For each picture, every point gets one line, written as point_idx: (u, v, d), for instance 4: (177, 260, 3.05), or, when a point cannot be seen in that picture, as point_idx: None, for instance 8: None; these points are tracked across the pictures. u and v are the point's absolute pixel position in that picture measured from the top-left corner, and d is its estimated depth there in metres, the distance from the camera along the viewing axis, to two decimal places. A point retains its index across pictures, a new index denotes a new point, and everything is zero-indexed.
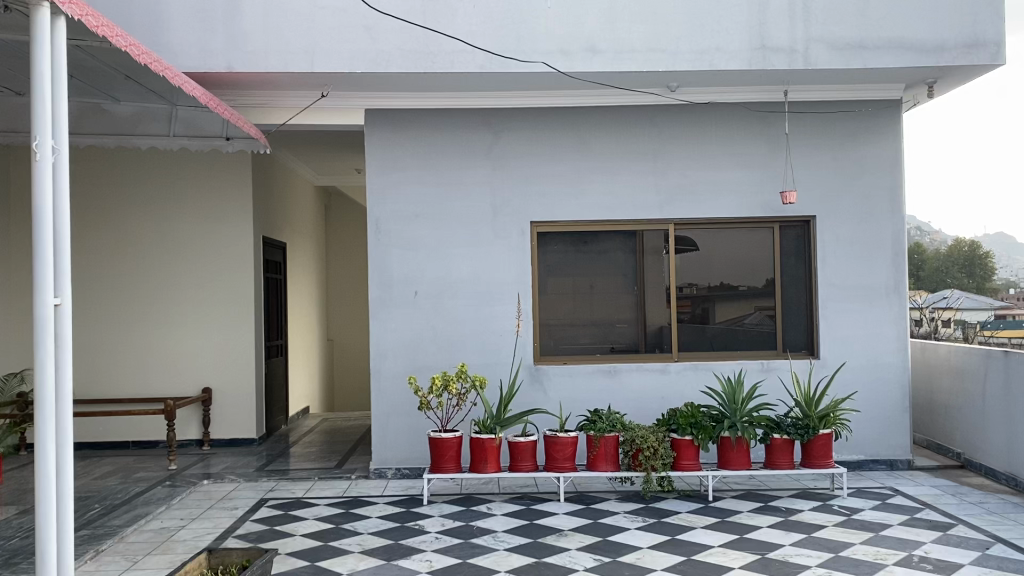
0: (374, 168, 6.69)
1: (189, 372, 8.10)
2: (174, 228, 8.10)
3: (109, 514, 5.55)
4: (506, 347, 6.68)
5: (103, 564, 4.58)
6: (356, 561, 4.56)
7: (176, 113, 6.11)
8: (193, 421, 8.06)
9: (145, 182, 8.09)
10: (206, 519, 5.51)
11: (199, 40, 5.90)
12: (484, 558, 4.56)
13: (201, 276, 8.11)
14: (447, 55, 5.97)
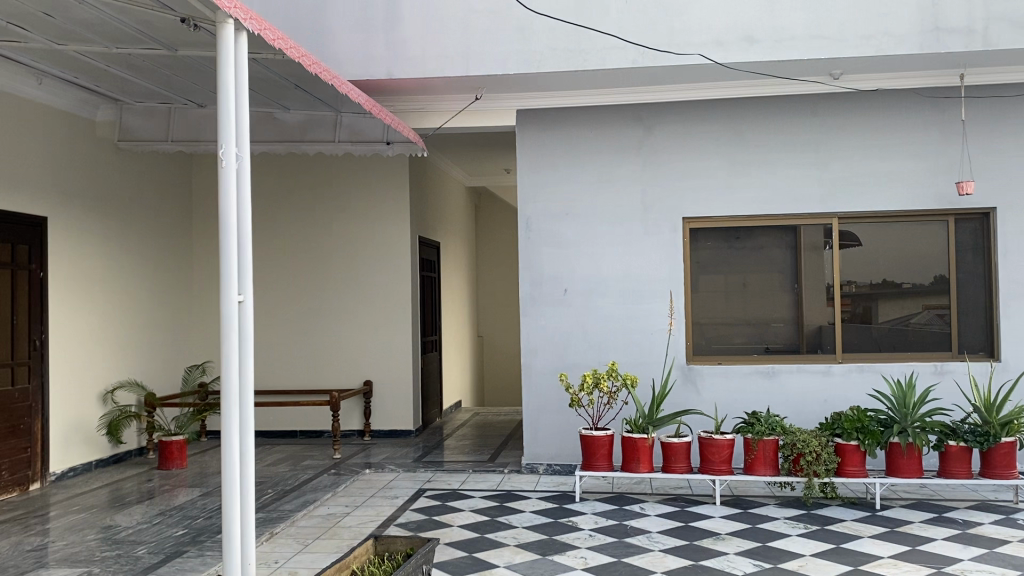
0: (526, 167, 6.78)
1: (351, 366, 8.47)
2: (339, 228, 8.51)
3: (281, 498, 5.91)
4: (659, 346, 6.59)
5: (278, 545, 4.87)
6: (512, 554, 4.64)
7: (341, 119, 6.49)
8: (355, 413, 8.47)
9: (313, 185, 8.54)
10: (368, 507, 5.75)
11: (361, 49, 6.19)
12: (640, 558, 4.53)
13: (363, 275, 8.48)
14: (599, 52, 5.96)
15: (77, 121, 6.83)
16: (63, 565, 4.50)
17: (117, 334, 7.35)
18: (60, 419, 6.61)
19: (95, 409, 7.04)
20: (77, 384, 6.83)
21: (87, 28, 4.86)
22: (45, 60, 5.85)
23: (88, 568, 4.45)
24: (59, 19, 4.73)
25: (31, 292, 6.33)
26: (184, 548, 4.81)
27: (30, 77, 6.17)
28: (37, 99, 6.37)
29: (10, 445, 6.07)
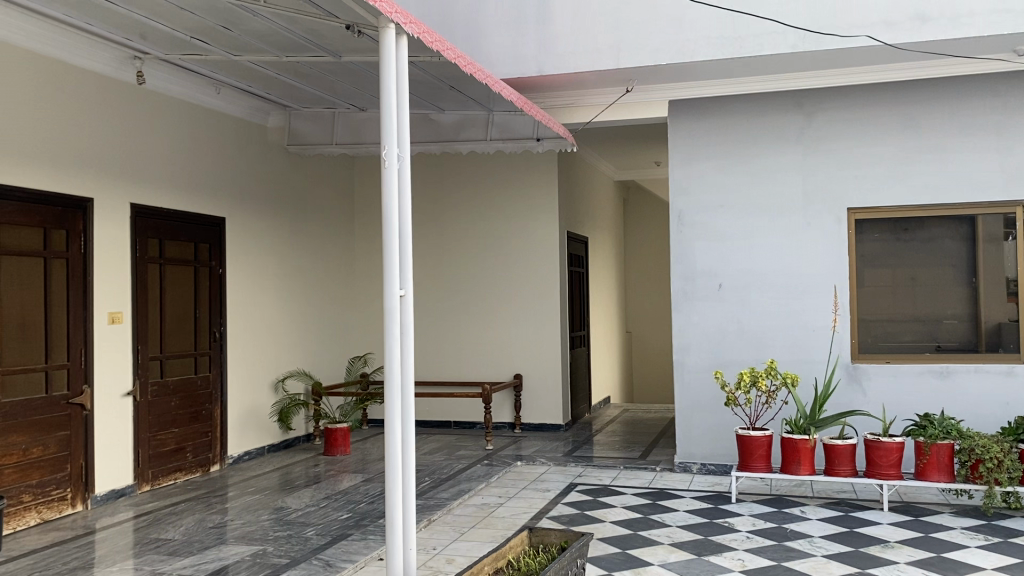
0: (679, 159, 6.67)
1: (502, 360, 8.62)
2: (490, 223, 8.66)
3: (437, 487, 6.10)
4: (821, 343, 6.31)
5: (436, 532, 5.03)
6: (667, 552, 4.57)
7: (493, 118, 6.60)
8: (506, 406, 8.61)
9: (467, 183, 8.73)
10: (522, 499, 5.83)
11: (514, 46, 6.29)
12: (801, 563, 4.36)
13: (514, 271, 8.60)
14: (756, 38, 5.76)
15: (251, 127, 7.29)
16: (241, 542, 4.83)
17: (286, 328, 7.79)
18: (237, 406, 7.09)
19: (268, 397, 7.52)
20: (251, 373, 7.30)
21: (260, 39, 5.19)
22: (223, 71, 6.27)
23: (263, 546, 4.75)
24: (235, 31, 5.07)
25: (212, 288, 6.83)
26: (348, 531, 5.05)
27: (209, 87, 6.64)
28: (217, 108, 6.85)
29: (194, 429, 6.58)
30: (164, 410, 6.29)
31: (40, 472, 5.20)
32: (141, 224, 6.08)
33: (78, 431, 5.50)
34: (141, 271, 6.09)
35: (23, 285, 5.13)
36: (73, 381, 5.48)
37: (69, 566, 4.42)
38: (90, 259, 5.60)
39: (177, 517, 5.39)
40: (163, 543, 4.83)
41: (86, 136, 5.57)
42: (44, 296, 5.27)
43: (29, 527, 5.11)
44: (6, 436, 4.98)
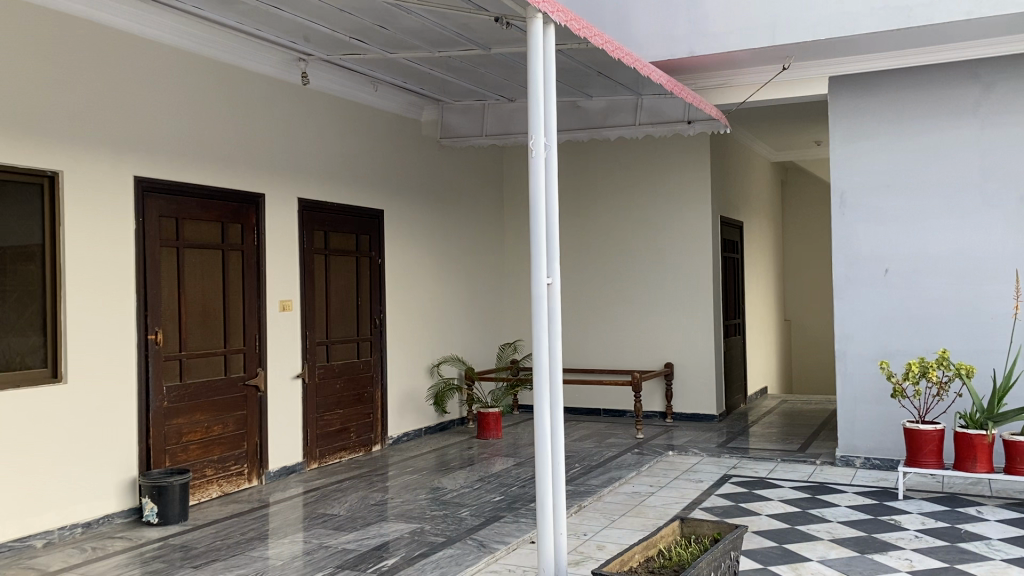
0: (840, 138, 6.35)
1: (653, 348, 8.52)
2: (640, 209, 8.58)
3: (588, 473, 6.13)
4: (1001, 332, 5.85)
5: (587, 518, 5.06)
6: (827, 549, 4.39)
7: (642, 102, 6.50)
8: (657, 394, 8.52)
9: (618, 169, 8.67)
10: (673, 488, 5.77)
11: (664, 28, 6.19)
12: (977, 567, 4.07)
13: (665, 257, 8.48)
14: (926, 7, 5.38)
15: (406, 122, 7.55)
16: (400, 520, 5.05)
17: (440, 314, 8.05)
18: (396, 389, 7.39)
19: (424, 380, 7.80)
20: (409, 359, 7.59)
21: (414, 35, 5.36)
22: (380, 69, 6.51)
23: (421, 525, 4.94)
24: (391, 30, 5.27)
25: (372, 277, 7.15)
26: (501, 513, 5.17)
27: (368, 85, 6.93)
28: (375, 104, 7.13)
29: (356, 411, 6.92)
30: (329, 392, 6.65)
31: (221, 448, 5.62)
32: (307, 217, 6.44)
33: (254, 410, 5.91)
34: (308, 262, 6.46)
35: (204, 275, 5.55)
36: (248, 364, 5.89)
37: (247, 536, 4.78)
38: (263, 251, 6.00)
39: (342, 494, 5.70)
40: (330, 518, 5.13)
41: (256, 136, 5.95)
42: (224, 285, 5.70)
43: (211, 498, 5.54)
44: (192, 414, 5.42)
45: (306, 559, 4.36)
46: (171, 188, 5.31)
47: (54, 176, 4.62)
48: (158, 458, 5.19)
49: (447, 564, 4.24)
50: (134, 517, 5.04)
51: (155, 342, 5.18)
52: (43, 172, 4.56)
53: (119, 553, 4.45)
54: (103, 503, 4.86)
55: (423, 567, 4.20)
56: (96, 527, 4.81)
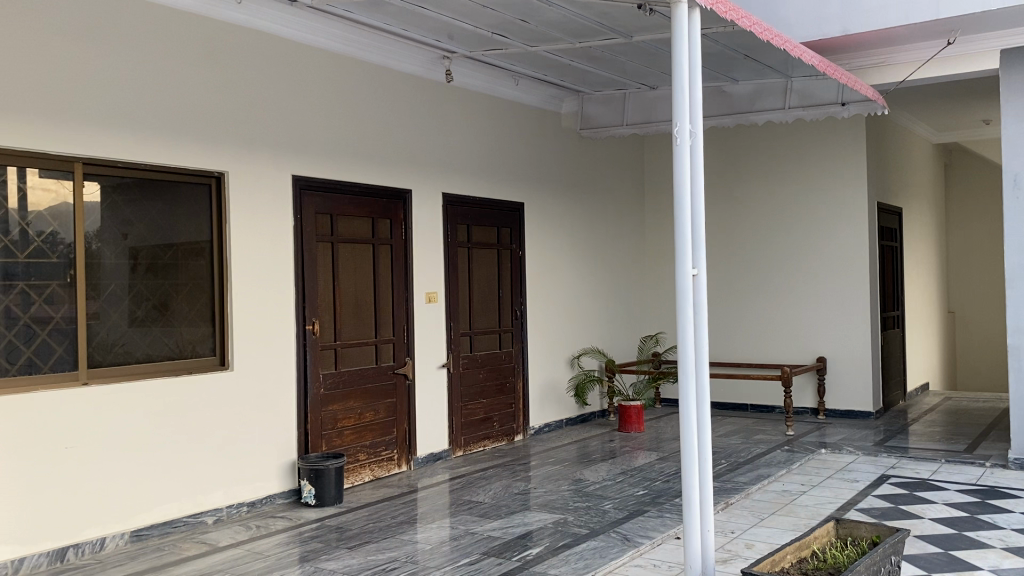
0: (1012, 115, 5.87)
1: (804, 341, 8.19)
2: (788, 197, 8.26)
3: (735, 470, 5.97)
4: None
5: (734, 516, 4.93)
6: (999, 557, 4.09)
7: (792, 85, 6.28)
8: (808, 390, 8.19)
9: (765, 156, 8.38)
10: (826, 488, 5.52)
11: (815, 7, 5.92)
12: None
13: (815, 246, 8.13)
14: None
15: (547, 115, 7.57)
16: (544, 510, 5.09)
17: (582, 306, 8.05)
18: (538, 381, 7.46)
19: (566, 372, 7.83)
20: (551, 350, 7.64)
21: (556, 27, 5.36)
22: (521, 62, 6.56)
23: (564, 515, 4.96)
24: (533, 23, 5.29)
25: (513, 269, 7.23)
26: (645, 507, 5.12)
27: (510, 80, 7.00)
28: (516, 98, 7.20)
29: (500, 401, 7.04)
30: (474, 382, 6.79)
31: (373, 434, 5.85)
32: (451, 211, 6.59)
33: (402, 398, 6.11)
34: (452, 255, 6.61)
35: (356, 268, 5.79)
36: (397, 353, 6.10)
37: (397, 520, 4.94)
38: (410, 245, 6.19)
39: (487, 482, 5.81)
40: (475, 505, 5.24)
41: (402, 133, 6.12)
42: (374, 278, 5.92)
43: (364, 482, 5.78)
44: (346, 401, 5.67)
45: (453, 545, 4.46)
46: (325, 185, 5.56)
47: (220, 176, 4.95)
48: (315, 442, 5.46)
49: (592, 555, 4.24)
50: (293, 498, 5.32)
51: (312, 332, 5.45)
52: (211, 173, 4.90)
53: (281, 532, 4.71)
54: (266, 484, 5.17)
55: (568, 557, 4.22)
56: (260, 507, 5.11)
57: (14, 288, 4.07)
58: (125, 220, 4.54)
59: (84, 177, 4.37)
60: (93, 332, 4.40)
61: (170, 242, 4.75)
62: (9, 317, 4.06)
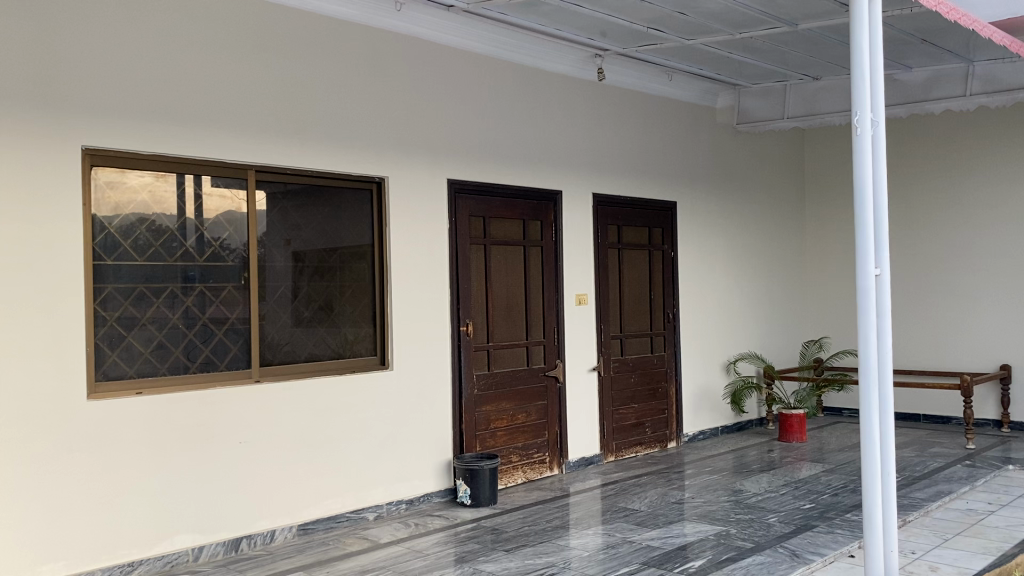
0: None
1: (985, 347, 7.58)
2: (967, 192, 7.67)
3: (911, 485, 5.56)
4: None
5: (913, 535, 4.57)
6: None
7: (974, 69, 5.82)
8: (990, 400, 7.57)
9: (940, 149, 7.82)
10: (1018, 508, 5.03)
11: None
12: None
13: (999, 245, 7.50)
14: None
15: (701, 110, 7.35)
16: (703, 521, 4.90)
17: (738, 308, 7.76)
18: (692, 386, 7.24)
19: (722, 378, 7.57)
20: (705, 355, 7.40)
21: (716, 18, 5.18)
22: (675, 57, 6.38)
23: (726, 528, 4.76)
24: (691, 15, 5.13)
25: (666, 270, 7.05)
26: (812, 521, 4.84)
27: (662, 75, 6.83)
28: (669, 94, 7.01)
29: (653, 406, 6.88)
30: (626, 386, 6.65)
31: (525, 436, 5.83)
32: (602, 212, 6.49)
33: (554, 401, 6.06)
34: (604, 256, 6.51)
35: (509, 270, 5.80)
36: (548, 355, 6.05)
37: (553, 524, 4.89)
38: (561, 246, 6.14)
39: (642, 489, 5.67)
40: (631, 513, 5.11)
41: (554, 134, 6.08)
42: (526, 280, 5.91)
43: (517, 484, 5.77)
44: (499, 402, 5.68)
45: (609, 553, 4.36)
46: (480, 188, 5.59)
47: (381, 181, 5.07)
48: (470, 443, 5.50)
49: (758, 571, 4.02)
50: (449, 497, 5.37)
51: (467, 333, 5.49)
52: (372, 178, 5.02)
53: (439, 531, 4.75)
54: (423, 482, 5.24)
55: (733, 572, 4.02)
56: (418, 505, 5.18)
57: (193, 289, 4.31)
58: (293, 224, 4.71)
59: (256, 184, 4.57)
60: (264, 332, 4.59)
61: (335, 245, 4.91)
62: (189, 318, 4.29)
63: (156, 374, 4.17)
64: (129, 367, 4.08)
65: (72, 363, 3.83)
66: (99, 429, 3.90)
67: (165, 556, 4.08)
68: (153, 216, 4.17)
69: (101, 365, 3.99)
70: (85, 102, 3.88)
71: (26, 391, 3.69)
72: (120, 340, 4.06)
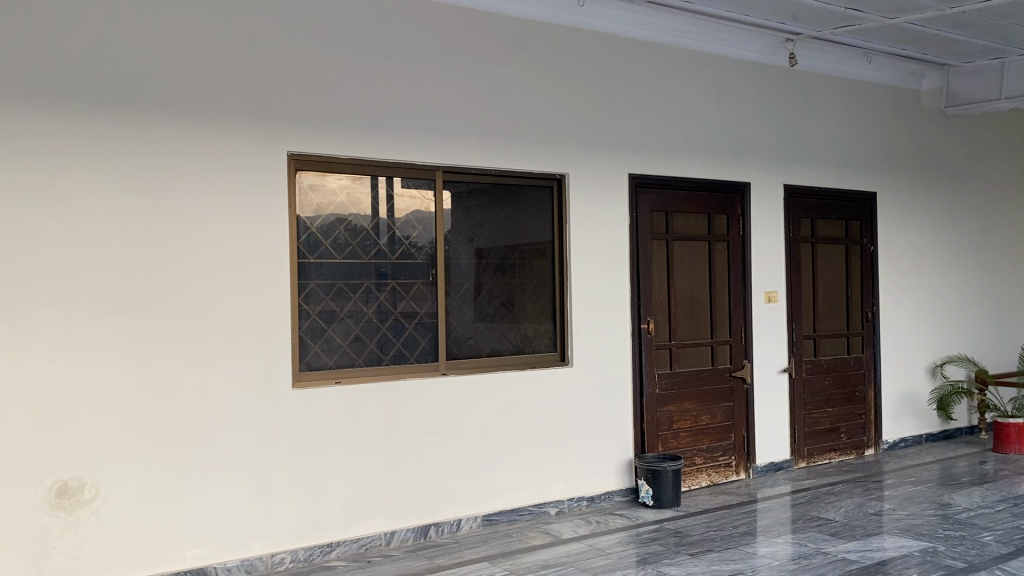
0: None
1: None
2: None
3: None
4: None
5: None
6: None
7: None
8: None
9: None
10: None
11: None
12: None
13: None
14: None
15: (904, 94, 6.84)
16: (907, 536, 4.55)
17: (945, 307, 7.16)
18: (892, 390, 6.76)
19: (927, 382, 7.02)
20: (908, 357, 6.89)
21: None
22: (876, 38, 5.97)
23: (933, 544, 4.40)
24: None
25: (864, 266, 6.61)
26: None
27: (861, 58, 6.40)
28: (868, 79, 6.58)
29: (848, 411, 6.48)
30: (819, 389, 6.31)
31: (709, 438, 5.67)
32: (793, 205, 6.18)
33: (741, 403, 5.85)
34: (795, 251, 6.20)
35: (692, 267, 5.65)
36: (734, 355, 5.85)
37: (739, 530, 4.71)
38: (748, 241, 5.90)
39: (836, 498, 5.35)
40: (825, 522, 4.84)
41: (741, 124, 5.85)
42: (710, 277, 5.73)
43: (701, 487, 5.62)
44: (683, 402, 5.56)
45: (801, 564, 4.14)
46: (662, 182, 5.48)
47: (562, 178, 5.08)
48: (652, 442, 5.41)
49: None
50: (631, 497, 5.31)
51: (648, 331, 5.41)
52: (553, 175, 5.05)
53: (621, 530, 4.71)
54: (605, 480, 5.21)
55: None
56: (600, 503, 5.16)
57: (386, 286, 4.51)
58: (477, 223, 4.83)
59: (444, 184, 4.71)
60: (451, 327, 4.73)
61: (517, 242, 4.98)
62: (382, 313, 4.50)
63: (352, 366, 4.40)
64: (329, 359, 4.33)
65: (278, 355, 4.11)
66: (302, 417, 4.16)
67: (360, 539, 4.31)
68: (349, 217, 4.39)
69: (304, 356, 4.26)
70: (287, 110, 4.14)
71: (239, 380, 4.00)
72: (321, 333, 4.32)
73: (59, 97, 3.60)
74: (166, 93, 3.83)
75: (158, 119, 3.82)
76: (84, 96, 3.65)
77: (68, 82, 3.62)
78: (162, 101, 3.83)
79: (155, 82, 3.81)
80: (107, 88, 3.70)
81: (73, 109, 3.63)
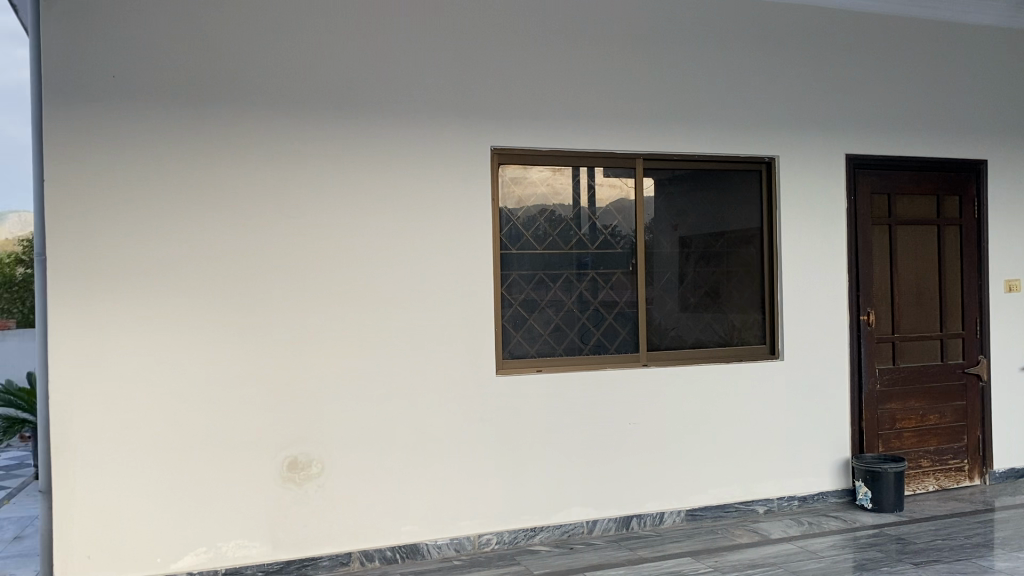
0: None
1: None
2: None
3: None
4: None
5: None
6: None
7: None
8: None
9: None
10: None
11: None
12: None
13: None
14: None
15: None
16: None
17: None
18: None
19: None
20: None
21: None
22: None
23: None
24: None
25: None
26: None
27: None
28: None
29: None
30: None
31: (938, 439, 5.22)
32: None
33: (976, 402, 5.33)
34: None
35: (918, 253, 5.22)
36: (968, 350, 5.33)
37: (973, 541, 4.30)
38: (985, 224, 5.35)
39: None
40: None
41: (976, 96, 5.31)
42: (939, 264, 5.26)
43: (927, 491, 5.19)
44: (907, 399, 5.15)
45: None
46: (883, 163, 5.10)
47: (771, 162, 4.85)
48: (871, 441, 5.06)
49: None
50: (847, 498, 5.00)
51: (868, 323, 5.06)
52: (761, 159, 4.84)
53: (835, 533, 4.45)
54: (818, 480, 4.94)
55: None
56: (813, 503, 4.91)
57: (586, 276, 4.53)
58: (680, 211, 4.73)
59: (646, 172, 4.65)
60: (653, 316, 4.68)
61: (722, 230, 4.83)
62: (583, 302, 4.53)
63: (554, 355, 4.47)
64: (531, 347, 4.43)
65: (483, 344, 4.25)
66: (506, 404, 4.28)
67: (564, 525, 4.37)
68: (551, 208, 4.46)
69: (508, 344, 4.38)
70: (489, 106, 4.25)
71: (448, 368, 4.18)
72: (524, 322, 4.42)
73: (284, 103, 3.91)
74: (379, 95, 4.06)
75: (372, 119, 4.06)
76: (306, 101, 3.95)
77: (294, 90, 3.92)
78: (376, 104, 4.06)
79: (369, 85, 4.04)
80: (326, 93, 3.98)
81: (296, 114, 3.93)
